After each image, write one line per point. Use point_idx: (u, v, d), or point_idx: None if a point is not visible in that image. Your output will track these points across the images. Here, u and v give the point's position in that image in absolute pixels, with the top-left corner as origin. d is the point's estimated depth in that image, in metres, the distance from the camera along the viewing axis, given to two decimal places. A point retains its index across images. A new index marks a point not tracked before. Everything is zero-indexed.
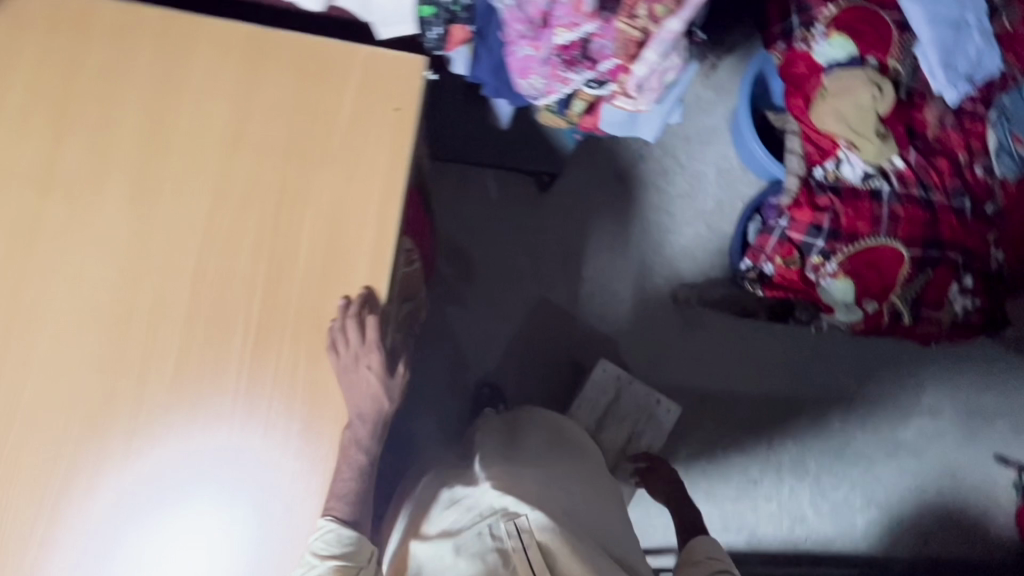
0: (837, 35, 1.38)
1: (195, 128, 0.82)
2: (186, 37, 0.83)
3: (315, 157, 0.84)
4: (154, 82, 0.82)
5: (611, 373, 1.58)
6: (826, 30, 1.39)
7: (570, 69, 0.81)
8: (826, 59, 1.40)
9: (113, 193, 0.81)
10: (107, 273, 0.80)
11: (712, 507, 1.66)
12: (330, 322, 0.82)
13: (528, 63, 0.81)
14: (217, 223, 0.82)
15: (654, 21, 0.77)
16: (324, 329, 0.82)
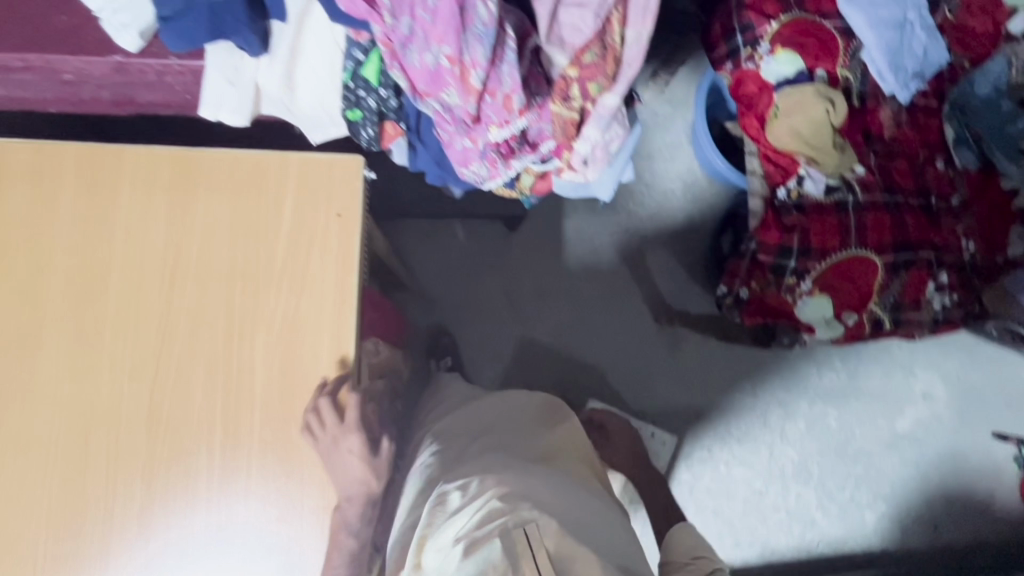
0: (783, 51, 1.37)
1: (130, 263, 0.79)
2: (109, 168, 0.80)
3: (259, 275, 0.81)
4: (81, 219, 0.79)
5: (599, 413, 1.52)
6: (771, 48, 1.38)
7: (510, 158, 0.79)
8: (775, 76, 1.38)
9: (53, 342, 0.78)
10: (56, 425, 0.77)
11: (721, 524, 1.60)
12: (297, 447, 0.79)
13: (466, 154, 0.78)
14: (165, 359, 0.79)
15: (588, 100, 0.77)
16: (290, 457, 0.79)
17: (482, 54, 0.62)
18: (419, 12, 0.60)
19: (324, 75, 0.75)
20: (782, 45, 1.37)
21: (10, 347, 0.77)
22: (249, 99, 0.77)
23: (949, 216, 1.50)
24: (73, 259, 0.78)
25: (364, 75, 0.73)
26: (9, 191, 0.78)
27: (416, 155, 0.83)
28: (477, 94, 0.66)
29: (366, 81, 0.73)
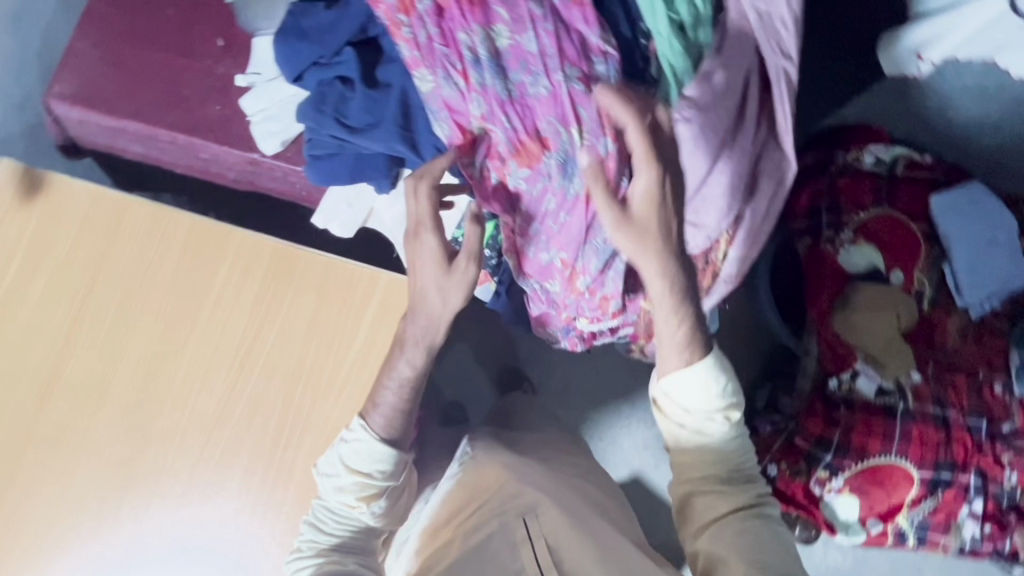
0: (864, 243, 1.19)
1: (207, 341, 0.82)
2: (214, 245, 0.84)
3: (322, 382, 0.82)
4: (175, 288, 0.83)
5: None
6: (853, 236, 1.20)
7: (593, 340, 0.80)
8: (852, 266, 1.20)
9: (116, 399, 0.81)
10: (95, 479, 0.79)
11: None
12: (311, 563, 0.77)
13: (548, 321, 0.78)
14: (212, 441, 0.80)
15: None
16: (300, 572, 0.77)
17: (594, 267, 0.68)
18: (548, 221, 0.66)
19: None
20: (866, 237, 1.20)
21: (78, 394, 0.80)
22: (361, 220, 0.81)
23: (999, 444, 1.15)
24: (157, 326, 0.82)
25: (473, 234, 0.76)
26: (119, 246, 0.83)
27: (494, 304, 0.83)
28: (578, 293, 0.71)
29: None
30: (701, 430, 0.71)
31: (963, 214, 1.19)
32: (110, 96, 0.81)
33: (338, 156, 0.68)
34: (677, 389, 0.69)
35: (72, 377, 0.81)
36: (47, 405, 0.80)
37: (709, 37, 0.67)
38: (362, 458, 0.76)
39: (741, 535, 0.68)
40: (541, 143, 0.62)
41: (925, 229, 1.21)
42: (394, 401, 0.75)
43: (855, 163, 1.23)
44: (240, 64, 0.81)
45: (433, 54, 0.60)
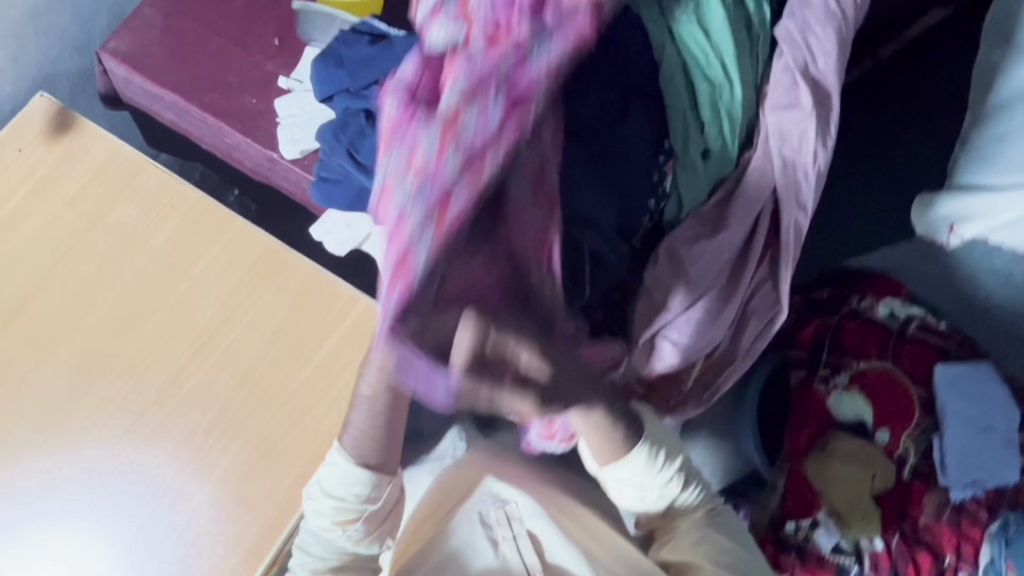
0: (855, 391, 1.10)
1: (175, 315, 0.83)
2: (212, 227, 0.85)
3: (272, 385, 0.81)
4: (163, 258, 0.84)
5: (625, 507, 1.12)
6: (847, 382, 1.11)
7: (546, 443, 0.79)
8: (837, 412, 1.11)
9: (72, 347, 0.81)
10: (26, 419, 0.79)
11: None
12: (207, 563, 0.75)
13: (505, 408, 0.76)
14: (148, 414, 0.80)
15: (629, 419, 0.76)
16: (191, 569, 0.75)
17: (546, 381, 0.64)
18: None
19: None
20: (861, 387, 1.10)
21: (37, 332, 0.81)
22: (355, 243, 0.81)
23: None
24: (133, 289, 0.83)
25: None
26: (124, 202, 0.85)
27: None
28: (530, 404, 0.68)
29: None
30: (643, 483, 0.71)
31: (963, 390, 1.07)
32: (159, 63, 0.84)
33: (344, 183, 0.69)
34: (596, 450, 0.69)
35: (36, 315, 0.81)
36: (4, 335, 0.81)
37: (730, 166, 0.67)
38: (337, 482, 0.71)
39: (701, 536, 0.72)
40: (460, 182, 0.45)
41: (923, 395, 1.09)
42: (358, 422, 0.69)
43: (867, 311, 1.14)
44: (287, 67, 0.84)
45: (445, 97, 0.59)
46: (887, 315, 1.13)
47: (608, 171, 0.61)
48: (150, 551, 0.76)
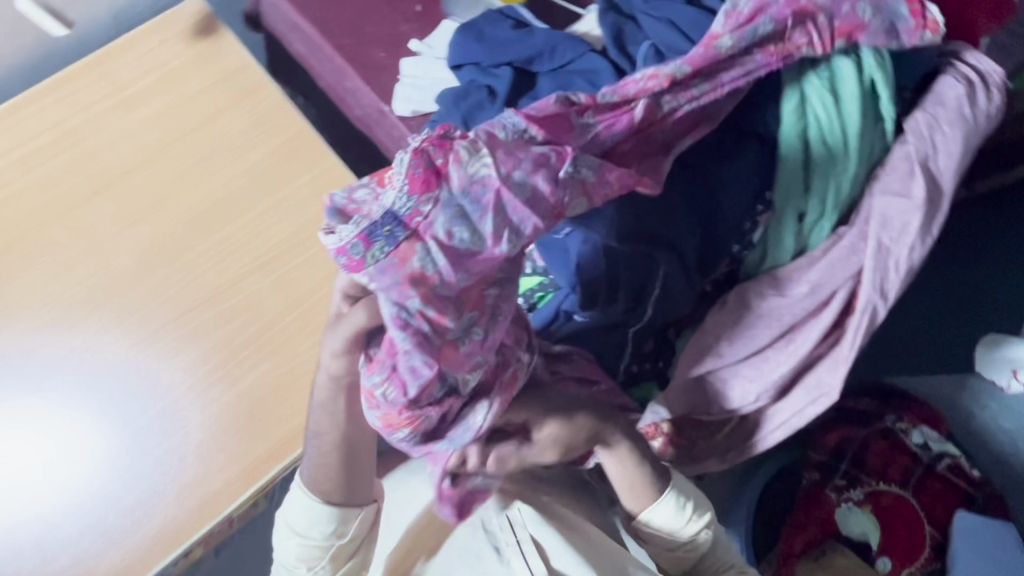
0: (866, 511, 1.06)
1: (249, 227, 0.86)
2: (306, 158, 0.89)
3: (316, 318, 0.83)
4: (253, 172, 0.88)
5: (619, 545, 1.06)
6: (861, 499, 1.06)
7: None
8: (846, 526, 1.06)
9: (150, 226, 0.85)
10: (89, 279, 0.83)
11: None
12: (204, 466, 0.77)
13: None
14: (196, 309, 0.83)
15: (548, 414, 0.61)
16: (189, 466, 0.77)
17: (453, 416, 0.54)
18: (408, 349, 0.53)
19: None
20: (874, 509, 1.06)
21: (124, 204, 0.86)
22: None
23: None
24: (218, 193, 0.87)
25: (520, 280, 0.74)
26: (237, 112, 0.90)
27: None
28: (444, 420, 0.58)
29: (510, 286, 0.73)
30: (680, 542, 0.68)
31: (980, 548, 0.88)
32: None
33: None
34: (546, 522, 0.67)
35: (125, 190, 0.86)
36: (95, 198, 0.86)
37: (823, 239, 0.66)
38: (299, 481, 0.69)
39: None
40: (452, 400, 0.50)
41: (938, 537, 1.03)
42: (316, 463, 0.66)
43: (900, 433, 1.09)
44: (420, 33, 0.88)
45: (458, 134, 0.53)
46: (920, 444, 1.07)
47: (705, 207, 0.64)
48: (143, 444, 0.77)
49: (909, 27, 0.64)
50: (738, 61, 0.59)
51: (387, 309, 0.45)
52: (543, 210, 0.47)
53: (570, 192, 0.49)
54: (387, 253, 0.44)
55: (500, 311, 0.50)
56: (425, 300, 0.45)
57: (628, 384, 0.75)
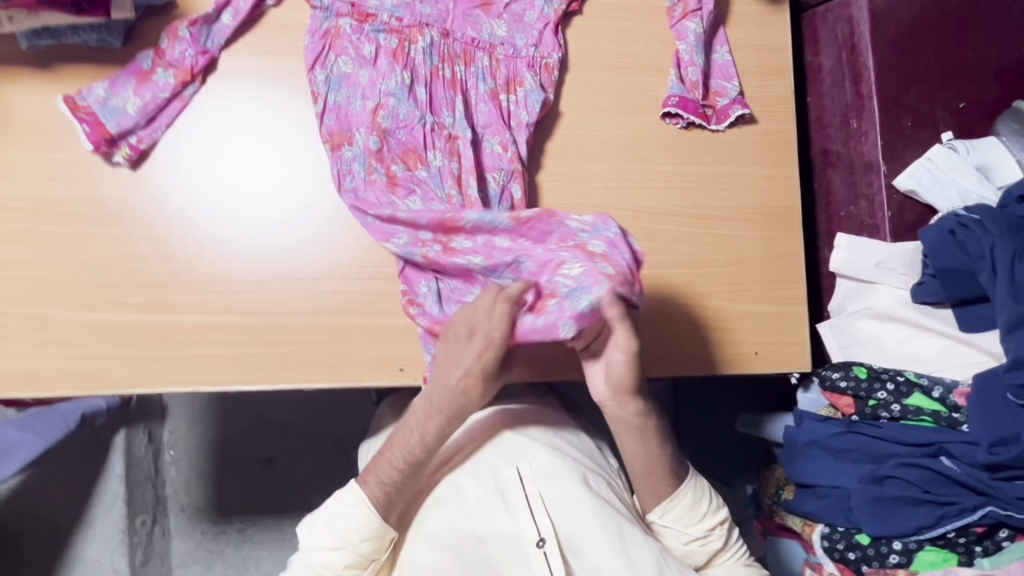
0: None
1: (699, 178, 0.91)
2: (778, 158, 0.93)
3: (700, 286, 0.90)
4: (735, 140, 0.92)
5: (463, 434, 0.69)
6: None
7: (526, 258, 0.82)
8: None
9: (633, 121, 0.91)
10: (563, 129, 0.89)
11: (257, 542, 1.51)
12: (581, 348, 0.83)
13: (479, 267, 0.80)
14: (620, 215, 0.89)
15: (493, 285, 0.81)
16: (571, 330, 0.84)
17: (181, 54, 0.81)
18: (153, 90, 0.80)
19: (899, 345, 0.84)
20: None
21: (625, 89, 0.91)
22: (860, 276, 0.87)
23: None
24: (698, 135, 0.92)
25: (914, 393, 0.80)
26: (755, 82, 0.93)
27: (806, 412, 0.90)
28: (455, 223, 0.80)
29: (907, 390, 0.81)
30: (703, 542, 0.80)
31: None
32: (891, 34, 0.89)
33: (964, 257, 0.76)
34: (551, 474, 0.76)
35: (632, 81, 0.91)
36: (609, 67, 0.91)
37: None
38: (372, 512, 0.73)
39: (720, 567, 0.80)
40: (227, 14, 0.83)
41: None
42: (388, 477, 0.74)
43: None
44: (953, 132, 0.89)
45: (188, 64, 0.81)
46: None
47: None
48: (279, 198, 0.83)
49: (325, 62, 0.84)
50: (238, 34, 0.84)
51: (180, 49, 0.81)
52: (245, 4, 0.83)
53: (208, 108, 0.83)
54: (168, 70, 0.81)
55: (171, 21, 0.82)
56: (190, 44, 0.81)
57: (932, 544, 0.78)
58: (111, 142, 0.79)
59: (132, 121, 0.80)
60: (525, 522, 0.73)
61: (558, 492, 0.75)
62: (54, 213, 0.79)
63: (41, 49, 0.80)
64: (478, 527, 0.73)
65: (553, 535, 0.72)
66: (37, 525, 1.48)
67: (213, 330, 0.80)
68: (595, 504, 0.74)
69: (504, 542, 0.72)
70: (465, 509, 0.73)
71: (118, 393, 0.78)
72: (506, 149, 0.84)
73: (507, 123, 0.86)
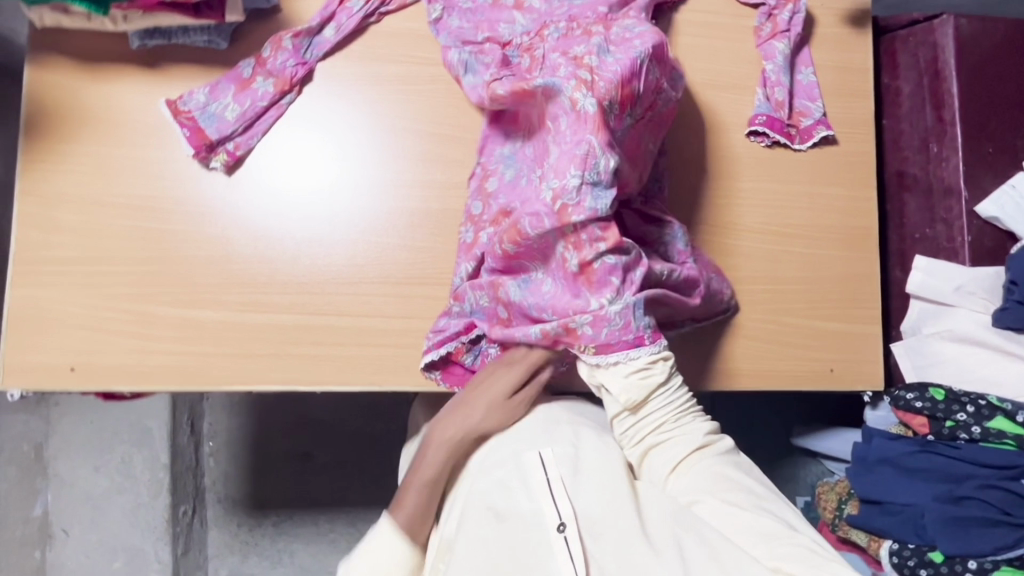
0: None
1: (781, 195, 0.93)
2: (858, 179, 0.94)
3: (779, 302, 0.92)
4: (816, 160, 0.94)
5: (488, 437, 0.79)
6: None
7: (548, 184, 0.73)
8: None
9: (719, 137, 0.92)
10: None
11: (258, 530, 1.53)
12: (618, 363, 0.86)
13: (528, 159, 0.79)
14: (703, 228, 0.91)
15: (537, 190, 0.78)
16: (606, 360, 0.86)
17: (283, 64, 0.82)
18: (252, 98, 0.81)
19: (979, 368, 0.86)
20: None
21: (711, 105, 0.92)
22: (937, 298, 0.89)
23: None
24: (780, 153, 0.93)
25: (997, 416, 0.83)
26: (837, 103, 0.95)
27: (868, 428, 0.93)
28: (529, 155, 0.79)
29: (988, 413, 0.83)
30: (645, 373, 0.72)
31: None
32: (977, 61, 0.91)
33: None
34: (579, 452, 0.73)
35: (718, 98, 0.93)
36: (697, 83, 0.92)
37: None
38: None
39: (701, 474, 0.70)
40: (329, 27, 0.84)
41: None
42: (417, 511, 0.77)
43: None
44: None
45: (287, 74, 0.83)
46: None
47: None
48: (373, 203, 0.84)
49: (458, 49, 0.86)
50: (341, 45, 0.85)
51: (281, 58, 0.82)
52: (348, 17, 0.84)
53: (302, 117, 0.84)
54: (268, 79, 0.82)
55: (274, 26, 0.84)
56: (291, 53, 0.83)
57: (1008, 565, 0.80)
58: (208, 147, 0.80)
59: (230, 129, 0.81)
60: (544, 504, 0.68)
61: (577, 473, 0.71)
62: (157, 210, 0.80)
63: (149, 49, 0.81)
64: (496, 504, 0.70)
65: (574, 519, 0.66)
66: (83, 511, 1.50)
67: (308, 331, 0.82)
68: (612, 484, 0.69)
69: (524, 525, 0.67)
70: (483, 499, 0.71)
71: (214, 388, 0.80)
72: (553, 200, 0.70)
73: (568, 164, 0.71)
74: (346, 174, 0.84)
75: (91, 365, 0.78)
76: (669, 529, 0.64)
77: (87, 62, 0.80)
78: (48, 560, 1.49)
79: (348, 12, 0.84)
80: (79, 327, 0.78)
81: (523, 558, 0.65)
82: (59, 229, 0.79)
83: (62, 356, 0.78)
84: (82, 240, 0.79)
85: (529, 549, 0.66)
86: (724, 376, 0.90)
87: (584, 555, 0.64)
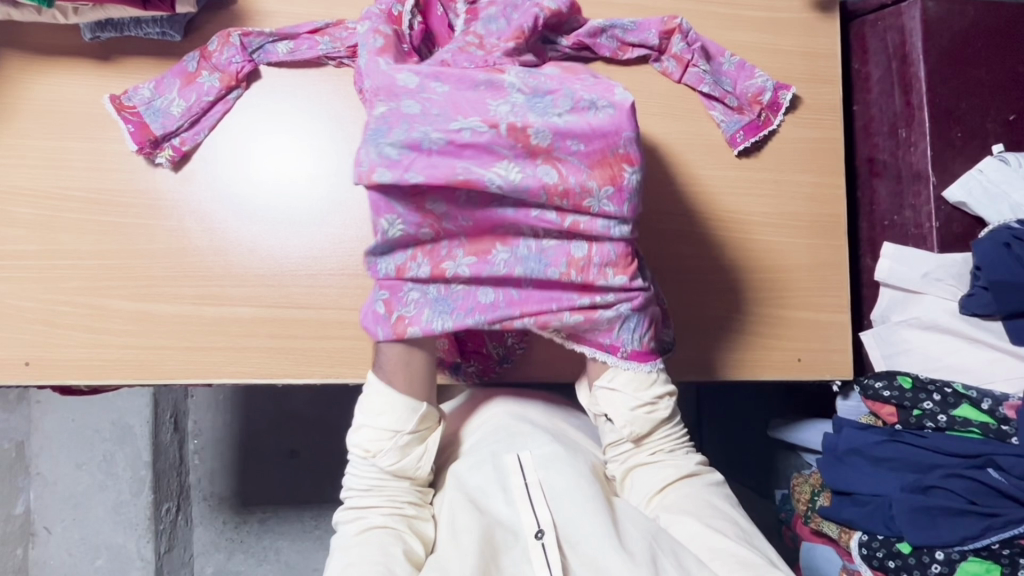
0: None
1: (746, 183, 0.91)
2: (825, 165, 0.93)
3: (745, 291, 0.90)
4: (783, 147, 0.92)
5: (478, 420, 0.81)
6: None
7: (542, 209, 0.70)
8: None
9: (682, 124, 0.91)
10: None
11: (241, 527, 1.53)
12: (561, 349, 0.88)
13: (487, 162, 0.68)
14: (667, 216, 0.90)
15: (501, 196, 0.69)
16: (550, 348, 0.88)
17: (227, 62, 0.81)
18: (195, 96, 0.81)
19: (945, 356, 0.85)
20: None
21: (675, 92, 0.91)
22: (906, 285, 0.88)
23: None
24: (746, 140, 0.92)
25: (962, 404, 0.82)
26: (804, 89, 0.94)
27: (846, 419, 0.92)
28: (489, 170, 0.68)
29: (954, 401, 0.82)
30: (651, 408, 0.74)
31: None
32: (944, 44, 0.89)
33: (1018, 269, 0.78)
34: (553, 450, 0.73)
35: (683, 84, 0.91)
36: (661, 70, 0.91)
37: None
38: (378, 415, 0.72)
39: (686, 497, 0.71)
40: (282, 35, 0.82)
41: None
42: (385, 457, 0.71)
43: None
44: (1003, 144, 0.90)
45: (230, 72, 0.81)
46: None
47: None
48: (330, 195, 0.84)
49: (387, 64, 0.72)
50: (297, 53, 0.83)
51: (226, 55, 0.81)
52: (301, 27, 0.83)
53: (248, 115, 0.83)
54: (212, 75, 0.81)
55: (228, 17, 0.83)
56: (237, 51, 0.81)
57: (975, 555, 0.79)
58: (152, 143, 0.80)
59: (171, 125, 0.80)
60: (521, 511, 0.68)
61: (557, 477, 0.70)
62: (112, 204, 0.80)
63: (103, 41, 0.81)
64: (474, 500, 0.70)
65: (551, 526, 0.66)
66: (66, 509, 1.50)
67: (266, 323, 0.81)
68: (592, 491, 0.69)
69: (502, 531, 0.67)
70: (465, 496, 0.70)
71: (171, 382, 0.80)
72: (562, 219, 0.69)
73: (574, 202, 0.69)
74: (303, 168, 0.83)
75: (47, 360, 0.78)
76: (645, 540, 0.64)
77: (41, 56, 0.80)
78: (32, 557, 1.50)
79: (302, 27, 0.83)
80: (35, 322, 0.78)
81: (498, 561, 0.65)
82: (15, 223, 0.79)
83: (18, 351, 0.78)
84: (36, 235, 0.79)
85: (505, 556, 0.65)
86: (690, 367, 0.89)
87: (561, 563, 0.64)
